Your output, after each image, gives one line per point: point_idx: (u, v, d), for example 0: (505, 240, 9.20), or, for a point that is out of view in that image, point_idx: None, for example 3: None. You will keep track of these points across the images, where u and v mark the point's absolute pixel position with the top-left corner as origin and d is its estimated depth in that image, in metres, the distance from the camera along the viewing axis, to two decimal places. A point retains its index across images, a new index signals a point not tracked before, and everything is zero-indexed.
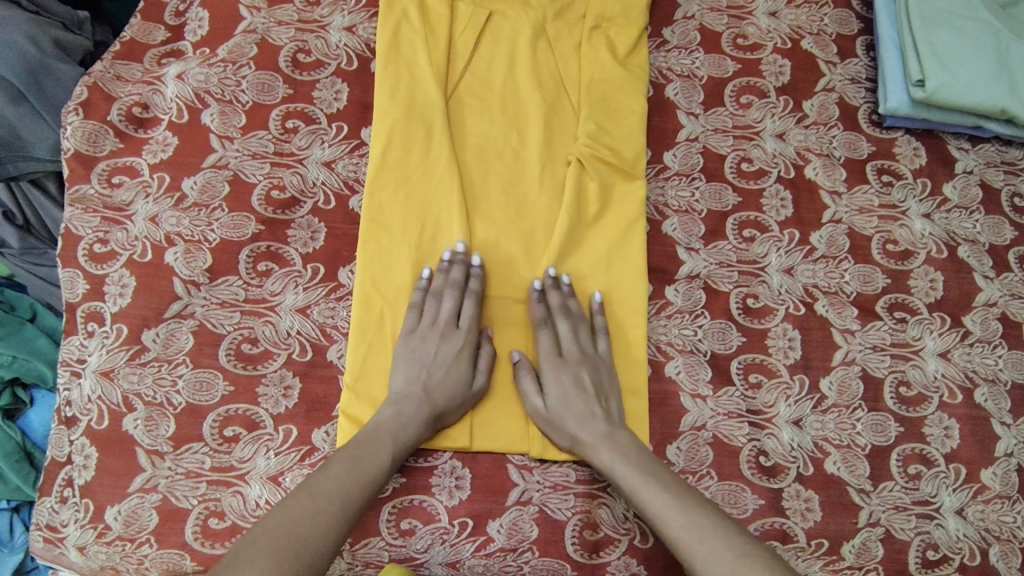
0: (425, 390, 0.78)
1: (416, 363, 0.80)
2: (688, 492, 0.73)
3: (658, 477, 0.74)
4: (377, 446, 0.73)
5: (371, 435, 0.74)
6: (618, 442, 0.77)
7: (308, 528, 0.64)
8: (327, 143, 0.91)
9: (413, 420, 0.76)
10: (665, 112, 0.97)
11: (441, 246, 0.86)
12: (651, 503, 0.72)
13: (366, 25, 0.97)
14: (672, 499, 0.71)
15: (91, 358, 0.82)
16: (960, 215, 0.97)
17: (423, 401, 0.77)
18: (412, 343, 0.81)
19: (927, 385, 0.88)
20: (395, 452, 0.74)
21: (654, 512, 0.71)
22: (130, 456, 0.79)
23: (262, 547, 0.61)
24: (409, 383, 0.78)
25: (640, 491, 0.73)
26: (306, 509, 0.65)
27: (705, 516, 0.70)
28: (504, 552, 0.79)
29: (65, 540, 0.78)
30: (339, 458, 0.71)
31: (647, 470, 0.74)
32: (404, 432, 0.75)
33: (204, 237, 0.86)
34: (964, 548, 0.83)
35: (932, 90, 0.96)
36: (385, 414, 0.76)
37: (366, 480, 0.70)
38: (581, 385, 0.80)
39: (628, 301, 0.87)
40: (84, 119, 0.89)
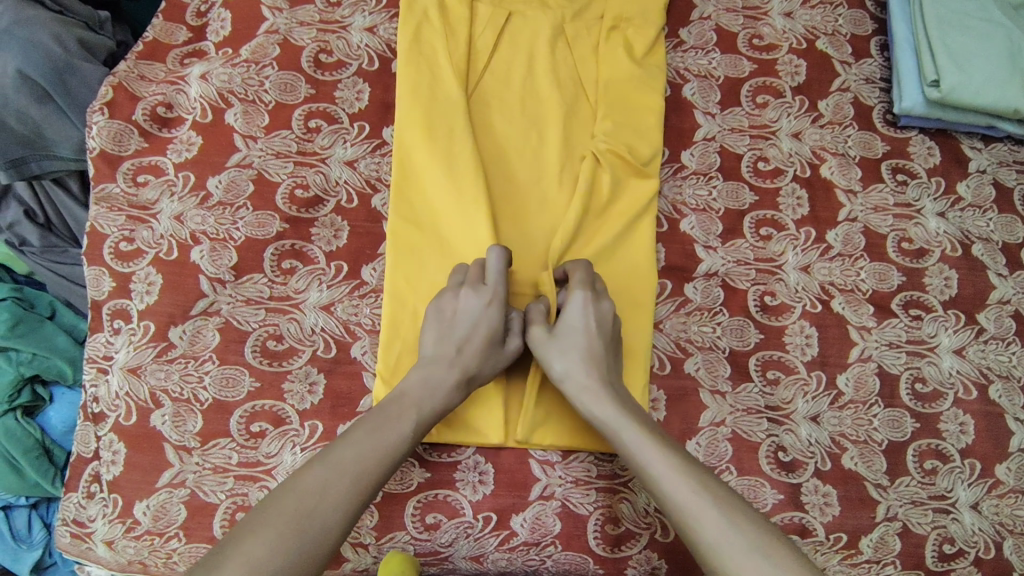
0: (456, 349, 0.77)
1: (441, 331, 0.79)
2: (693, 459, 0.70)
3: (662, 439, 0.71)
4: (401, 416, 0.72)
5: (395, 406, 0.72)
6: (628, 408, 0.75)
7: (318, 501, 0.63)
8: (350, 142, 0.92)
9: (441, 384, 0.75)
10: (682, 111, 0.99)
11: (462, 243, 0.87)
12: (656, 463, 0.68)
13: (387, 26, 0.98)
14: (684, 468, 0.68)
15: (117, 355, 0.83)
16: (973, 214, 0.98)
17: (455, 361, 0.77)
18: (439, 305, 0.80)
19: (943, 382, 0.90)
20: (419, 422, 0.73)
21: (659, 472, 0.68)
22: (158, 452, 0.80)
23: (270, 521, 0.60)
24: (438, 345, 0.78)
25: (646, 452, 0.70)
26: (317, 480, 0.64)
27: (720, 489, 0.66)
28: (527, 546, 0.80)
29: (93, 534, 0.79)
30: (357, 428, 0.69)
31: (660, 440, 0.71)
32: (429, 398, 0.74)
33: (229, 235, 0.87)
34: (979, 542, 0.85)
35: (947, 90, 0.97)
36: (414, 380, 0.75)
37: (384, 450, 0.69)
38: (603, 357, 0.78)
39: (641, 285, 0.88)
40: (109, 119, 0.90)
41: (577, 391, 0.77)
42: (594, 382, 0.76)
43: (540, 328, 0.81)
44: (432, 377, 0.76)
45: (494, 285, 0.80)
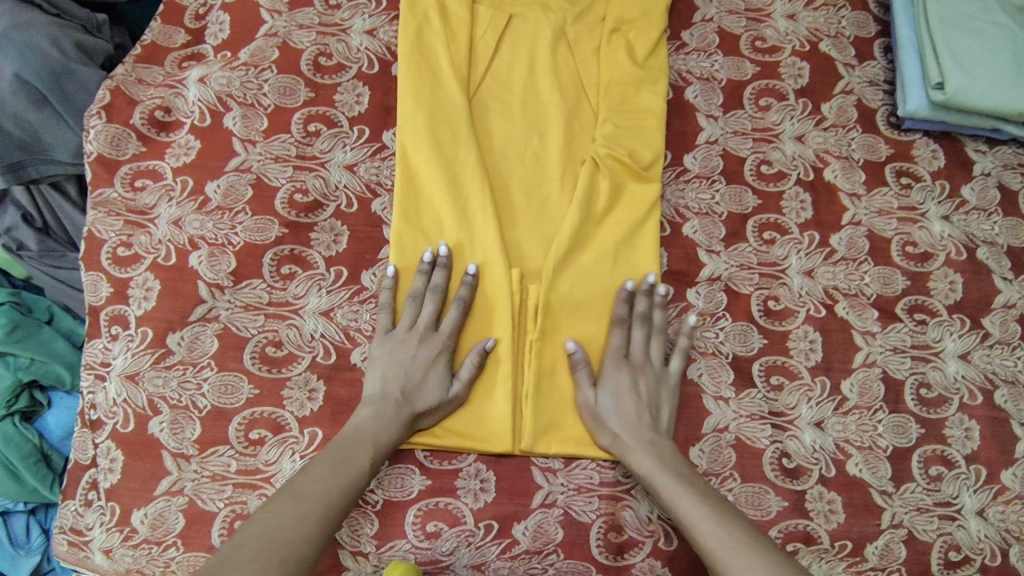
0: (403, 393, 0.78)
1: (394, 362, 0.80)
2: (724, 506, 0.73)
3: (696, 487, 0.75)
4: (359, 449, 0.73)
5: (352, 438, 0.74)
6: (659, 452, 0.78)
7: (294, 532, 0.65)
8: (349, 146, 0.91)
9: (392, 421, 0.76)
10: (685, 114, 0.98)
11: (454, 248, 0.86)
12: (689, 510, 0.72)
13: (386, 29, 0.97)
14: (711, 512, 0.72)
15: (115, 362, 0.83)
16: (978, 218, 0.97)
17: (401, 407, 0.78)
18: (394, 345, 0.81)
19: (948, 387, 0.89)
20: (376, 453, 0.74)
21: (692, 519, 0.72)
22: (156, 460, 0.80)
23: (244, 550, 0.62)
24: (385, 384, 0.79)
25: (679, 500, 0.74)
26: (291, 512, 0.66)
27: (745, 532, 0.70)
28: (530, 555, 0.79)
29: (90, 543, 0.79)
30: (322, 460, 0.72)
31: (687, 483, 0.75)
32: (384, 432, 0.76)
33: (228, 240, 0.86)
34: (985, 549, 0.84)
35: (951, 93, 0.96)
36: (366, 416, 0.76)
37: (348, 481, 0.71)
38: (636, 391, 0.81)
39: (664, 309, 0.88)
40: (107, 123, 0.90)
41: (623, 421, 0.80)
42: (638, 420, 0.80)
43: (585, 373, 0.82)
44: (383, 398, 0.78)
45: (445, 337, 0.82)
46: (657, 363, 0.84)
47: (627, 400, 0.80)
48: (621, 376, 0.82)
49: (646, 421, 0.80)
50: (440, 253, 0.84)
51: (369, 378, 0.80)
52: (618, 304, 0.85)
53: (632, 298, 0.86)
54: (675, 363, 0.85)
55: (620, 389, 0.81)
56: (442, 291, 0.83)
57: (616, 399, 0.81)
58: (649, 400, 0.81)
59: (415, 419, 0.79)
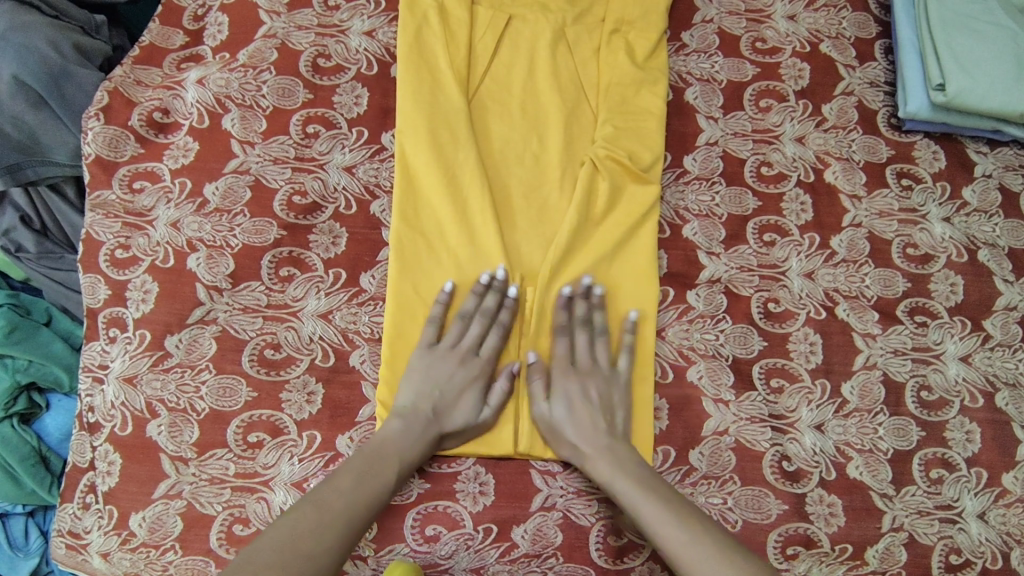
0: (434, 410, 0.78)
1: (430, 376, 0.80)
2: (686, 509, 0.72)
3: (655, 491, 0.73)
4: (386, 466, 0.73)
5: (378, 452, 0.74)
6: (619, 457, 0.77)
7: (315, 543, 0.64)
8: (348, 147, 0.91)
9: (420, 439, 0.76)
10: (685, 116, 0.97)
11: (456, 253, 0.85)
12: (650, 517, 0.71)
13: (385, 30, 0.97)
14: (672, 515, 0.71)
15: (113, 364, 0.82)
16: (979, 219, 0.97)
17: (430, 425, 0.78)
18: (433, 359, 0.81)
19: (949, 389, 0.88)
20: (400, 473, 0.74)
21: (653, 526, 0.71)
22: (154, 463, 0.79)
23: (265, 557, 0.61)
24: (419, 398, 0.79)
25: (638, 506, 0.72)
26: (313, 522, 0.65)
27: (708, 535, 0.69)
28: (529, 558, 0.79)
29: (88, 546, 0.78)
30: (347, 472, 0.71)
31: (647, 484, 0.74)
32: (410, 448, 0.76)
33: (227, 242, 0.86)
34: (986, 552, 0.83)
35: (953, 94, 0.96)
36: (394, 429, 0.76)
37: (371, 498, 0.71)
38: (587, 396, 0.80)
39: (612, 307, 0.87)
40: (105, 124, 0.90)
41: (580, 430, 0.79)
42: (595, 427, 0.79)
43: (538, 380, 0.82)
44: (414, 411, 0.78)
45: (485, 362, 0.82)
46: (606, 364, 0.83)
47: (580, 409, 0.80)
48: (570, 384, 0.81)
49: (602, 427, 0.79)
50: (498, 276, 0.83)
51: (402, 392, 0.79)
52: (557, 312, 0.84)
53: (570, 303, 0.85)
54: (623, 361, 0.84)
55: (571, 397, 0.80)
56: (491, 317, 0.82)
57: (569, 409, 0.80)
58: (602, 405, 0.80)
59: (442, 438, 0.79)
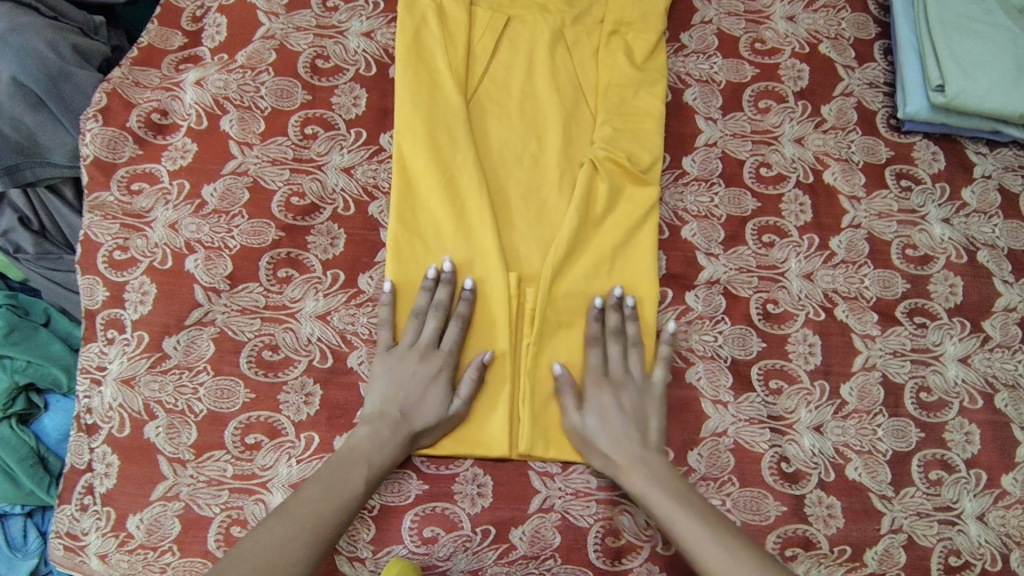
0: (402, 412, 0.78)
1: (395, 378, 0.79)
2: (722, 524, 0.73)
3: (691, 507, 0.74)
4: (353, 469, 0.73)
5: (347, 457, 0.74)
6: (653, 470, 0.77)
7: (279, 554, 0.65)
8: (346, 148, 0.91)
9: (389, 441, 0.76)
10: (684, 117, 0.97)
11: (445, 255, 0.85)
12: (688, 533, 0.72)
13: (384, 31, 0.97)
14: (707, 532, 0.71)
15: (111, 366, 0.82)
16: (979, 220, 0.97)
17: (398, 426, 0.77)
18: (393, 362, 0.80)
19: (948, 391, 0.88)
20: (370, 475, 0.74)
21: (690, 543, 0.71)
22: (152, 464, 0.79)
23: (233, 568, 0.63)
24: (384, 403, 0.78)
25: (677, 523, 0.73)
26: (278, 534, 0.66)
27: (741, 550, 0.70)
28: (527, 559, 0.79)
29: (86, 548, 0.78)
30: (315, 480, 0.72)
31: (681, 499, 0.75)
32: (380, 453, 0.75)
33: (225, 243, 0.86)
34: (986, 553, 0.83)
35: (952, 95, 0.96)
36: (363, 435, 0.76)
37: (341, 503, 0.71)
38: (620, 405, 0.81)
39: (646, 320, 0.86)
40: (103, 126, 0.90)
41: (619, 440, 0.79)
42: (631, 439, 0.79)
43: (569, 394, 0.81)
44: (381, 416, 0.77)
45: (446, 354, 0.81)
46: (637, 376, 0.83)
47: (612, 418, 0.80)
48: (605, 398, 0.81)
49: (635, 438, 0.79)
50: (445, 270, 0.84)
51: (368, 397, 0.79)
52: (590, 323, 0.84)
53: (602, 314, 0.84)
54: (658, 373, 0.83)
55: (604, 406, 0.80)
56: (446, 310, 0.82)
57: (602, 420, 0.80)
58: (636, 416, 0.81)
59: (415, 439, 0.78)
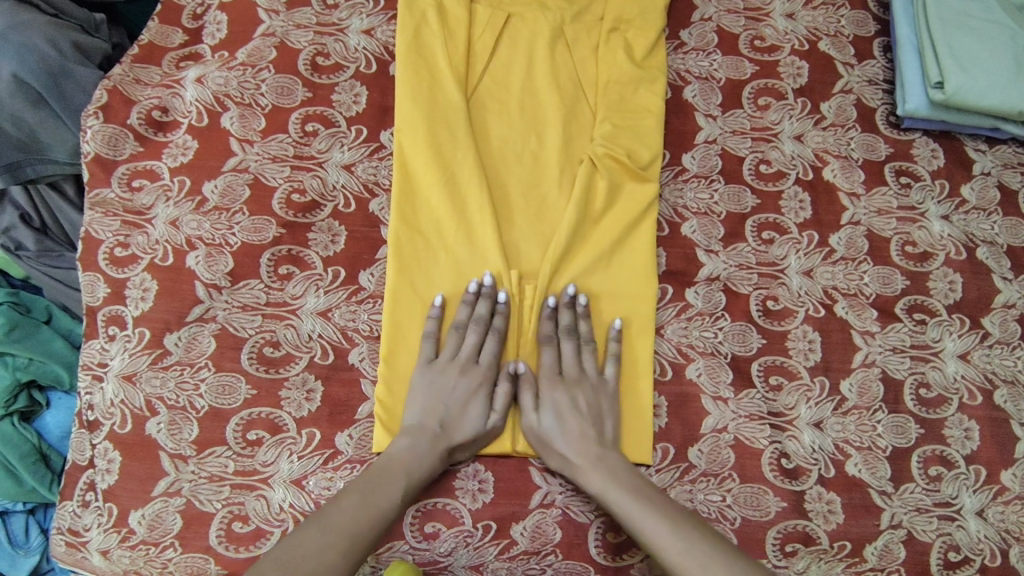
0: (441, 424, 0.78)
1: (433, 391, 0.79)
2: (683, 517, 0.71)
3: (651, 501, 0.72)
4: (392, 479, 0.73)
5: (386, 467, 0.74)
6: (609, 467, 0.76)
7: (315, 563, 0.64)
8: (347, 145, 0.91)
9: (428, 453, 0.76)
10: (684, 114, 0.98)
11: (462, 261, 0.85)
12: (648, 528, 0.70)
13: (384, 28, 0.97)
14: (668, 526, 0.69)
15: (112, 362, 0.82)
16: (978, 217, 0.97)
17: (437, 440, 0.77)
18: (435, 375, 0.80)
19: (948, 387, 0.88)
20: (409, 488, 0.74)
21: (651, 538, 0.69)
22: (154, 460, 0.80)
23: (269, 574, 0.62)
24: (425, 415, 0.78)
25: (637, 519, 0.71)
26: (315, 543, 0.65)
27: (704, 541, 0.68)
28: (527, 555, 0.79)
29: (88, 544, 0.78)
30: (352, 491, 0.71)
31: (641, 495, 0.73)
32: (418, 463, 0.75)
33: (225, 240, 0.86)
34: (985, 549, 0.83)
35: (951, 91, 0.96)
36: (401, 446, 0.76)
37: (377, 514, 0.70)
38: (576, 408, 0.79)
39: (597, 316, 0.87)
40: (104, 123, 0.90)
41: (574, 441, 0.78)
42: (586, 437, 0.78)
43: (529, 393, 0.81)
44: (420, 429, 0.77)
45: (485, 369, 0.81)
46: (592, 373, 0.83)
47: (569, 417, 0.79)
48: (560, 395, 0.80)
49: (591, 435, 0.79)
50: (485, 283, 0.83)
51: (409, 409, 0.79)
52: (544, 322, 0.84)
53: (555, 313, 0.84)
54: (610, 369, 0.83)
55: (559, 405, 0.80)
56: (486, 324, 0.82)
57: (558, 419, 0.79)
58: (591, 414, 0.80)
59: (452, 452, 0.78)
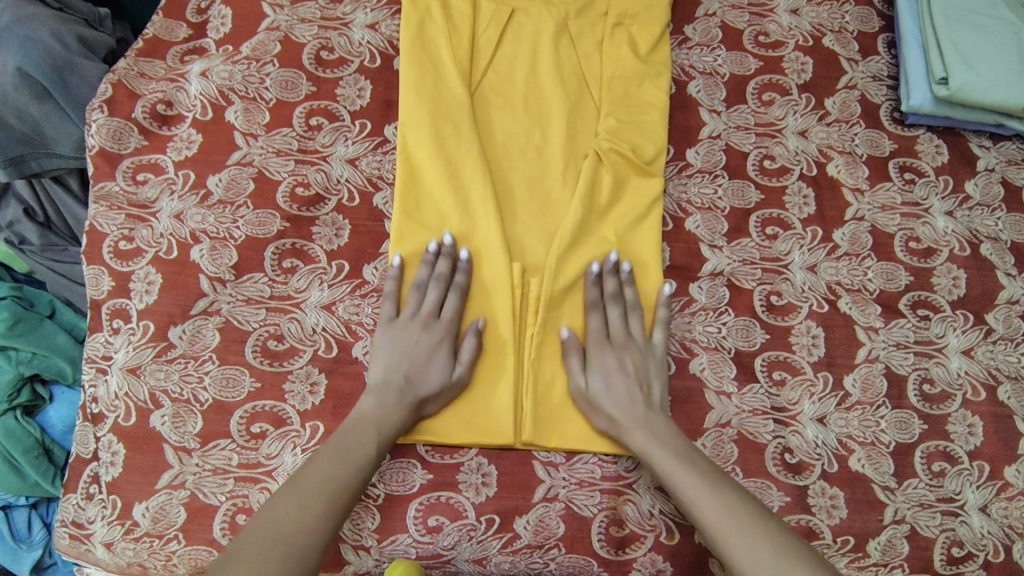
0: (406, 378, 0.78)
1: (397, 347, 0.80)
2: (721, 481, 0.73)
3: (690, 462, 0.74)
4: (362, 436, 0.73)
5: (355, 426, 0.74)
6: (653, 428, 0.78)
7: (297, 525, 0.65)
8: (351, 140, 0.91)
9: (395, 406, 0.76)
10: (688, 109, 0.98)
11: (437, 229, 0.86)
12: (686, 488, 0.72)
13: (389, 22, 0.97)
14: (707, 488, 0.72)
15: (116, 355, 0.82)
16: (982, 213, 0.97)
17: (404, 392, 0.77)
18: (396, 332, 0.81)
19: (951, 382, 0.88)
20: (381, 442, 0.74)
21: (689, 497, 0.72)
22: (158, 453, 0.80)
23: (256, 543, 0.63)
24: (387, 370, 0.79)
25: (677, 479, 0.73)
26: (294, 507, 0.66)
27: (740, 505, 0.70)
28: (531, 549, 0.79)
29: (92, 536, 0.79)
30: (325, 451, 0.72)
31: (682, 456, 0.75)
32: (388, 419, 0.75)
33: (230, 233, 0.86)
34: (988, 545, 0.83)
35: (956, 87, 0.95)
36: (368, 404, 0.76)
37: (353, 472, 0.71)
38: (624, 369, 0.81)
39: (646, 283, 0.87)
40: (109, 116, 0.90)
41: (620, 404, 0.79)
42: (639, 400, 0.79)
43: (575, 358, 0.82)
44: (385, 385, 0.78)
45: (447, 323, 0.82)
46: (640, 337, 0.84)
47: (616, 379, 0.80)
48: (609, 359, 0.81)
49: (639, 399, 0.79)
50: (445, 243, 0.84)
51: (374, 365, 0.79)
52: (589, 287, 0.85)
53: (600, 280, 0.85)
54: (658, 335, 0.84)
55: (609, 368, 0.81)
56: (446, 280, 0.83)
57: (606, 380, 0.80)
58: (638, 376, 0.81)
59: (420, 405, 0.78)
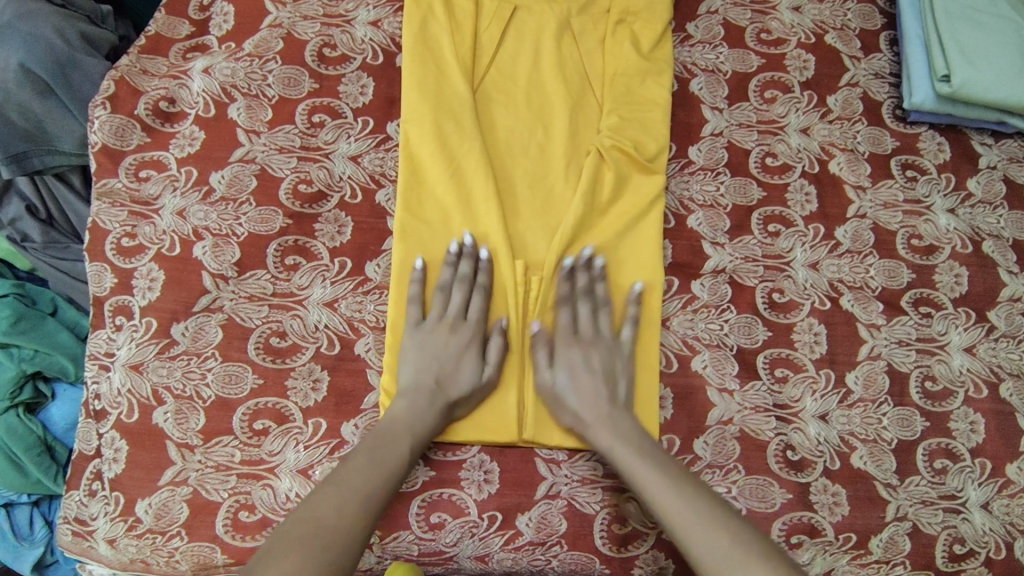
0: (437, 381, 0.78)
1: (426, 351, 0.80)
2: (685, 477, 0.72)
3: (652, 458, 0.74)
4: (396, 440, 0.73)
5: (390, 428, 0.74)
6: (618, 425, 0.77)
7: (335, 518, 0.64)
8: (353, 137, 0.91)
9: (430, 410, 0.76)
10: (689, 106, 0.98)
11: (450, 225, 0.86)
12: (647, 479, 0.71)
13: (391, 19, 0.97)
14: (669, 481, 0.71)
15: (119, 352, 0.83)
16: (984, 211, 0.97)
17: (436, 395, 0.77)
18: (424, 337, 0.80)
19: (953, 379, 0.88)
20: (414, 444, 0.74)
21: (650, 489, 0.71)
22: (160, 450, 0.80)
23: (295, 534, 0.61)
24: (419, 374, 0.78)
25: (638, 473, 0.72)
26: (331, 500, 0.65)
27: (699, 497, 0.69)
28: (533, 546, 0.79)
29: (95, 533, 0.79)
30: (358, 452, 0.71)
31: (646, 454, 0.74)
32: (421, 421, 0.76)
33: (232, 230, 0.86)
34: (990, 542, 0.84)
35: (958, 85, 0.95)
36: (401, 406, 0.76)
37: (389, 472, 0.70)
38: (591, 366, 0.80)
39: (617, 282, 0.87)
40: (111, 113, 0.90)
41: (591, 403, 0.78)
42: (609, 397, 0.79)
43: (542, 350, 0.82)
44: (417, 388, 0.77)
45: (474, 325, 0.82)
46: (606, 333, 0.83)
47: (581, 377, 0.80)
48: (575, 356, 0.81)
49: (603, 395, 0.79)
50: (466, 243, 0.84)
51: (403, 367, 0.79)
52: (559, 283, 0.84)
53: (572, 275, 0.85)
54: (626, 330, 0.84)
55: (574, 365, 0.80)
56: (469, 281, 0.83)
57: (571, 376, 0.80)
58: (605, 371, 0.81)
59: (453, 405, 0.79)
